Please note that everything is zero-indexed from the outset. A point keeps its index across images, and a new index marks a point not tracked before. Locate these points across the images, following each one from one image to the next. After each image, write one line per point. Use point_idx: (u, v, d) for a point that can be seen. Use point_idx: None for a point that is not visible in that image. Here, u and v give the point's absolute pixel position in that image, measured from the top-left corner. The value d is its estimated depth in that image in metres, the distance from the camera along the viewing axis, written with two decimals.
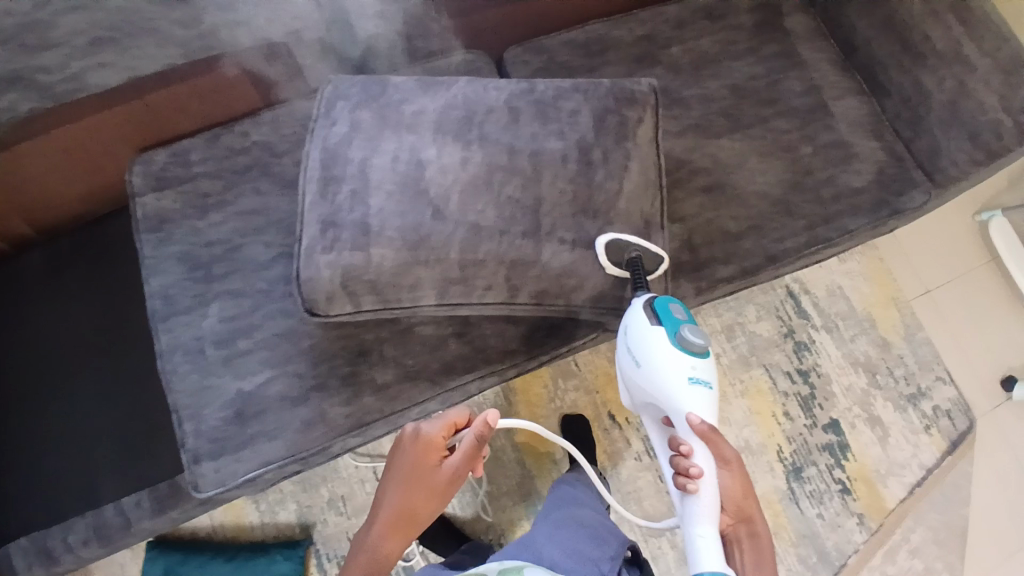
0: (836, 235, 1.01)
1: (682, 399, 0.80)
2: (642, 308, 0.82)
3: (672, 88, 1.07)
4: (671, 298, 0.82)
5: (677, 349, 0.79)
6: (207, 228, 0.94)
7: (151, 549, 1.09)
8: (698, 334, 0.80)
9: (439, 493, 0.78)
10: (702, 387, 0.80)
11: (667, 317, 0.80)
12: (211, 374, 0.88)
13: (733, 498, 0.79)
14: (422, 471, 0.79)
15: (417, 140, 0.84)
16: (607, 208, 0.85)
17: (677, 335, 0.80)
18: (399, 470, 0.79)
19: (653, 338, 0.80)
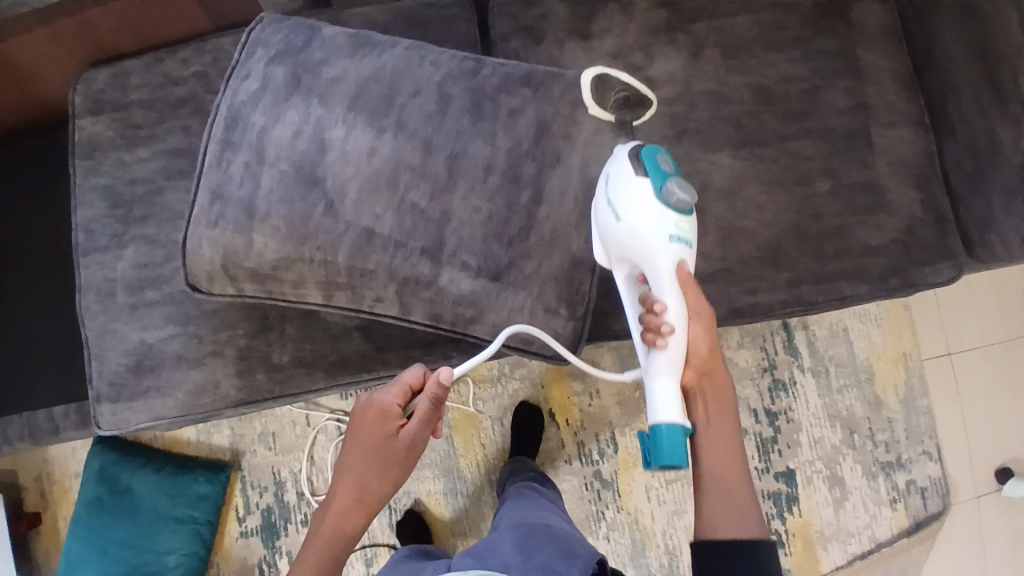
0: (823, 299, 0.85)
1: (662, 249, 0.63)
2: (627, 158, 0.67)
3: (681, 78, 0.89)
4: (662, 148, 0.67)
5: (660, 199, 0.64)
6: (133, 163, 0.89)
7: (95, 443, 1.15)
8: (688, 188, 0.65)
9: (406, 458, 0.78)
10: (688, 241, 0.64)
11: (654, 168, 0.65)
12: (119, 319, 0.87)
13: (704, 350, 0.64)
14: (382, 444, 0.78)
15: (324, 115, 0.74)
16: (524, 232, 0.75)
17: (664, 183, 0.64)
18: (359, 443, 0.78)
19: (636, 185, 0.65)
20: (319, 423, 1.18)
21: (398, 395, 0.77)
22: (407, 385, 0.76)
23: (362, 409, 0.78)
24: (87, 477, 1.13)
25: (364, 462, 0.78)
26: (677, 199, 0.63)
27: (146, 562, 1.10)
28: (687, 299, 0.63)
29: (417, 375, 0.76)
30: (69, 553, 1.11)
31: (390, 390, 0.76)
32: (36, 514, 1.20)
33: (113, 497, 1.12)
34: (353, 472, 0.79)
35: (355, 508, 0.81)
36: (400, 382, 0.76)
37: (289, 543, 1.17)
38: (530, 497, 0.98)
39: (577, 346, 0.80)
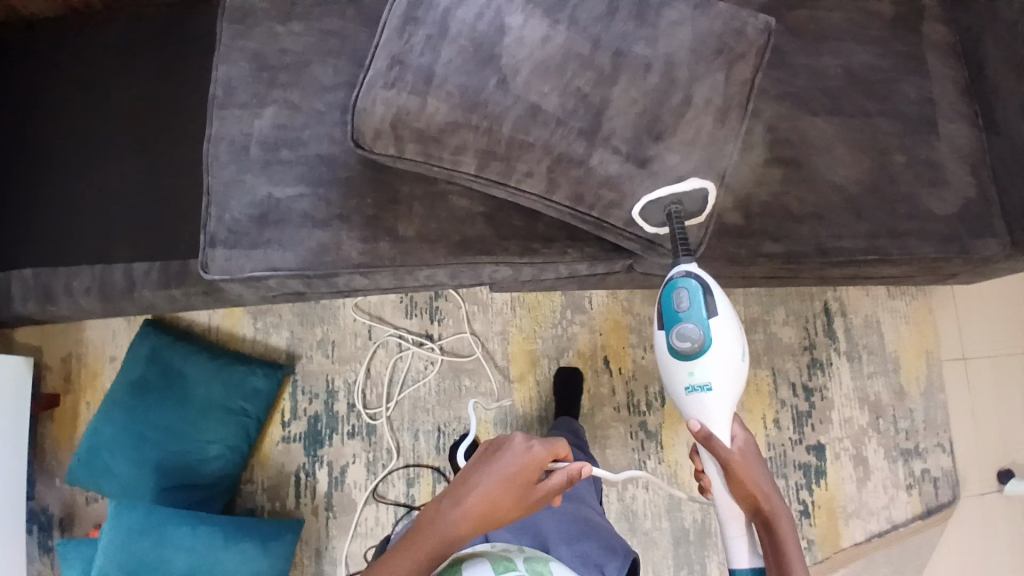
0: (895, 253, 0.95)
1: (688, 404, 0.80)
2: (655, 310, 0.82)
3: (785, 50, 1.00)
4: (679, 284, 0.78)
5: (671, 354, 0.79)
6: (285, 36, 0.94)
7: (146, 325, 1.14)
8: (688, 332, 0.78)
9: (531, 508, 0.69)
10: (701, 388, 0.77)
11: (668, 307, 0.79)
12: (249, 171, 0.90)
13: (743, 489, 0.72)
14: (521, 479, 0.68)
15: (505, 3, 0.80)
16: (671, 131, 0.79)
17: (670, 335, 0.79)
18: (495, 470, 0.68)
19: (656, 340, 0.82)
20: (381, 338, 1.19)
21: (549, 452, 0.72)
22: (557, 449, 0.73)
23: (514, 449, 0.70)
24: (134, 357, 1.11)
25: (495, 488, 0.67)
26: (682, 348, 0.78)
27: (187, 450, 1.07)
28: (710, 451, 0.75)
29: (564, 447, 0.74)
30: (100, 432, 1.08)
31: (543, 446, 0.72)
32: (55, 396, 1.14)
33: (159, 380, 1.10)
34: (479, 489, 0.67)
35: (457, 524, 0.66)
36: (552, 446, 0.73)
37: (331, 453, 1.15)
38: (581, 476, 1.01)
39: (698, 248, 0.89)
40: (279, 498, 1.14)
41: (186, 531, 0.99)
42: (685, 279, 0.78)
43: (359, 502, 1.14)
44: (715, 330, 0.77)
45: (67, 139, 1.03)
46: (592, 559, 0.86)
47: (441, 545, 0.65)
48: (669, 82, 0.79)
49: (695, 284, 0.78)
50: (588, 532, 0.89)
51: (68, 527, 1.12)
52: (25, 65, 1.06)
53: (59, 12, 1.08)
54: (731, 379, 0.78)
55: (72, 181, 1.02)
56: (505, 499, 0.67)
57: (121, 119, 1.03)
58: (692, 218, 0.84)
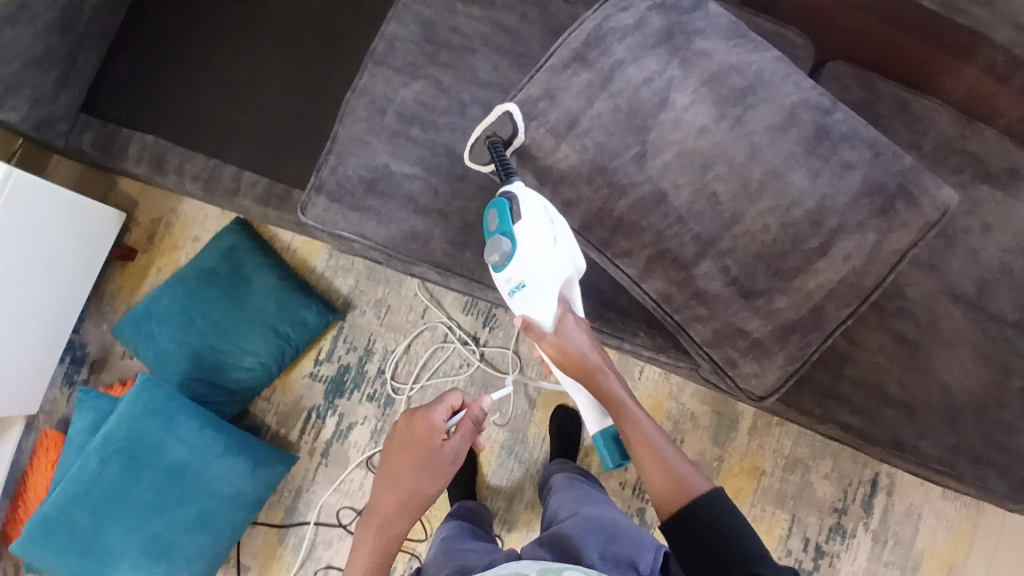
0: (971, 476, 0.87)
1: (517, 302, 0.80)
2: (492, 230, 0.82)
3: (954, 220, 0.91)
4: (493, 204, 0.77)
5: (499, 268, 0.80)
6: (463, 17, 0.93)
7: (234, 224, 1.19)
8: (501, 245, 0.76)
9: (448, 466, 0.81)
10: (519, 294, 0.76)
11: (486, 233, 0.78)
12: (376, 135, 0.90)
13: (563, 362, 0.75)
14: (424, 451, 0.80)
15: (679, 78, 0.78)
16: (793, 271, 0.76)
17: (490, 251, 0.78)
18: (408, 455, 0.79)
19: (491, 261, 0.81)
20: (432, 321, 1.20)
21: (444, 412, 0.82)
22: (451, 402, 0.82)
23: (405, 428, 0.81)
24: (214, 247, 1.17)
25: (413, 474, 0.79)
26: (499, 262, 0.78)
27: (226, 350, 1.13)
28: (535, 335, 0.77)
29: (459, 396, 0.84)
30: (157, 302, 1.15)
31: (437, 408, 0.81)
32: (133, 250, 1.21)
33: (227, 277, 1.15)
34: (400, 484, 0.79)
35: (399, 520, 0.78)
36: (446, 402, 0.82)
37: (345, 407, 1.19)
38: (589, 487, 1.02)
39: (767, 396, 0.81)
40: (285, 426, 1.19)
41: (194, 426, 1.05)
42: (500, 198, 0.77)
43: (352, 461, 1.17)
44: (519, 236, 0.75)
45: (230, 29, 1.06)
46: (622, 558, 0.81)
47: (392, 542, 0.78)
48: (813, 221, 0.75)
49: (503, 203, 0.76)
50: (616, 534, 0.84)
51: (97, 370, 1.21)
52: None
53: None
54: (541, 268, 0.74)
55: (217, 70, 1.05)
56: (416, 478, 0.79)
57: (283, 31, 1.06)
58: (512, 147, 0.82)
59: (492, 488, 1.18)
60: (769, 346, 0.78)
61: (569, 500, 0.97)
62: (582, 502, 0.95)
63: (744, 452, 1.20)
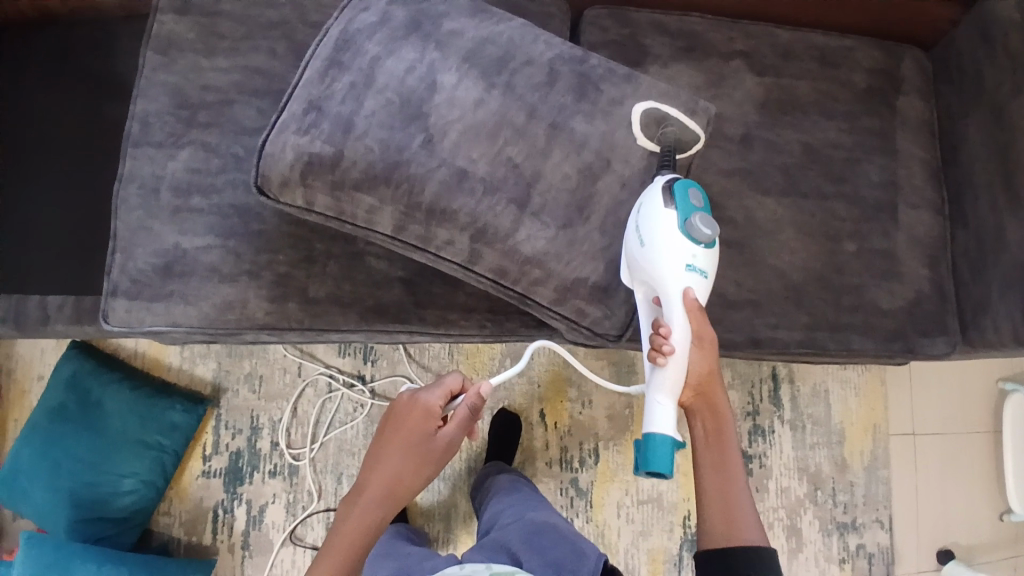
0: (834, 347, 0.91)
1: (673, 276, 0.68)
2: (660, 188, 0.71)
3: (742, 119, 0.95)
4: (692, 184, 0.71)
5: (681, 230, 0.68)
6: (210, 70, 0.89)
7: (70, 349, 1.11)
8: (711, 225, 0.68)
9: (443, 456, 0.80)
10: (698, 274, 0.68)
11: (683, 201, 0.69)
12: (157, 218, 0.85)
13: (701, 375, 0.69)
14: (418, 436, 0.79)
15: (439, 59, 0.76)
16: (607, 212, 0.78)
17: (686, 218, 0.68)
18: (398, 440, 0.79)
19: (660, 218, 0.69)
20: (310, 375, 1.16)
21: (441, 397, 0.80)
22: (449, 386, 0.81)
23: (403, 410, 0.80)
24: (54, 382, 1.09)
25: (399, 460, 0.79)
26: (697, 230, 0.68)
27: (101, 481, 1.05)
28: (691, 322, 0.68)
29: (458, 379, 0.81)
30: (19, 457, 1.07)
31: (435, 391, 0.81)
32: None
33: (79, 408, 1.07)
34: (387, 469, 0.80)
35: (380, 506, 0.80)
36: (443, 385, 0.81)
37: (250, 492, 1.13)
38: (531, 492, 1.02)
39: (622, 333, 0.83)
40: (196, 533, 1.12)
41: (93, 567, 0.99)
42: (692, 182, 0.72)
43: (275, 543, 1.12)
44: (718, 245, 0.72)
45: None
46: (562, 563, 0.85)
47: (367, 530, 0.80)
48: (601, 159, 0.78)
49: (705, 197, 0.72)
50: (557, 538, 0.88)
51: None
52: None
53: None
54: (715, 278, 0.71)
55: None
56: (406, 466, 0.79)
57: (43, 141, 1.00)
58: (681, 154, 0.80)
59: (425, 513, 1.17)
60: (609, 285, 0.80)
61: (516, 501, 0.98)
62: (527, 506, 0.97)
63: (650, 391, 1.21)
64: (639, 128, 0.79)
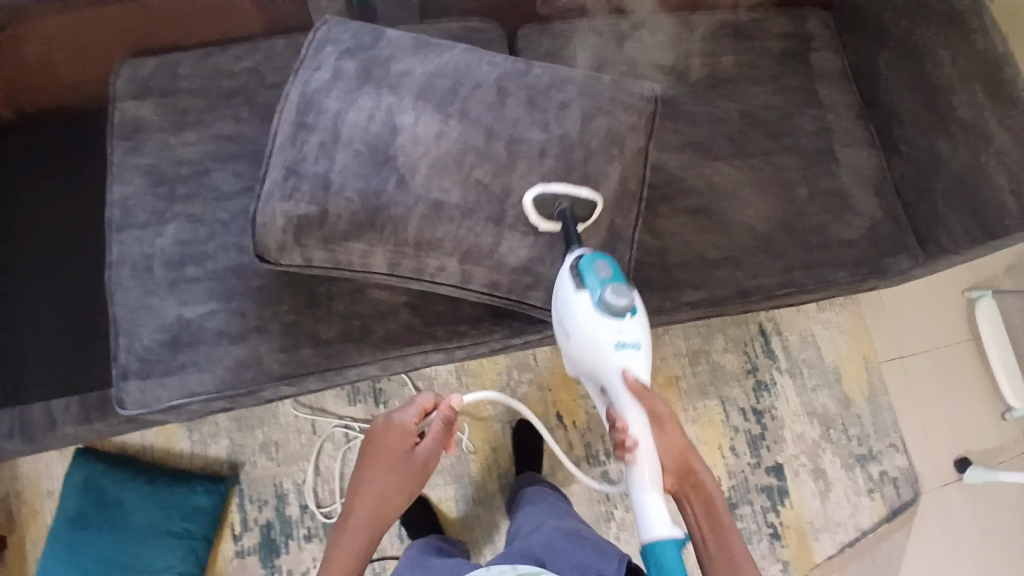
0: (813, 282, 0.98)
1: (608, 359, 0.73)
2: (569, 272, 0.75)
3: (680, 97, 1.04)
4: (596, 255, 0.74)
5: (597, 311, 0.72)
6: (180, 146, 0.92)
7: (77, 456, 1.09)
8: (623, 294, 0.71)
9: (423, 470, 0.82)
10: (631, 348, 0.72)
11: (591, 279, 0.73)
12: (155, 293, 0.86)
13: (673, 455, 0.73)
14: (397, 454, 0.81)
15: (395, 102, 0.80)
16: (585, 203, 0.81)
17: (597, 296, 0.72)
18: (378, 456, 0.81)
19: (577, 305, 0.74)
20: (326, 430, 1.16)
21: (415, 414, 0.84)
22: (423, 403, 0.84)
23: (381, 429, 0.83)
24: (67, 493, 1.06)
25: (381, 478, 0.81)
26: (612, 305, 0.72)
27: None
28: (642, 404, 0.72)
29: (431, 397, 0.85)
30: None
31: (408, 410, 0.84)
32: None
33: (98, 512, 1.05)
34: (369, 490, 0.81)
35: (365, 528, 0.80)
36: (416, 403, 0.84)
37: (289, 561, 1.10)
38: (554, 499, 1.02)
39: None
40: None
41: None
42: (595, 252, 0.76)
43: None
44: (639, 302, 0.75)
45: None
46: (587, 566, 0.80)
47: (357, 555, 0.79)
48: (570, 147, 0.81)
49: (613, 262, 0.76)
50: (581, 544, 0.84)
51: None
52: None
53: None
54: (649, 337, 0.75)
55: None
56: (387, 482, 0.80)
57: (15, 248, 0.99)
58: (581, 225, 0.81)
59: (470, 540, 1.16)
60: None
61: (539, 511, 0.97)
62: (551, 514, 0.96)
63: (654, 371, 1.26)
64: (533, 213, 0.79)
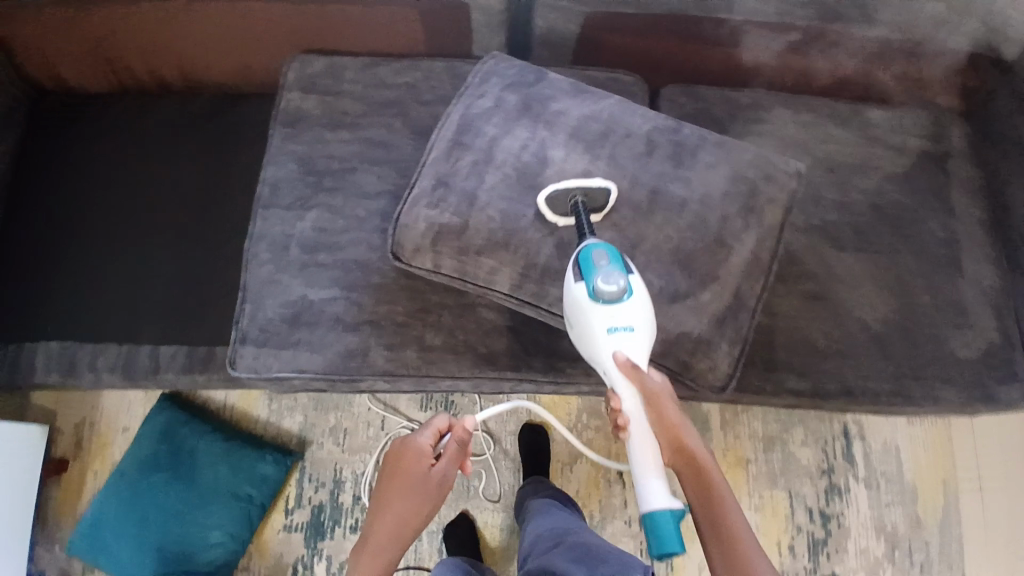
0: (918, 396, 0.95)
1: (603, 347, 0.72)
2: (570, 265, 0.75)
3: (812, 184, 1.04)
4: (595, 244, 0.73)
5: (591, 300, 0.71)
6: (334, 141, 0.98)
7: (163, 401, 1.15)
8: (614, 278, 0.70)
9: (439, 493, 0.80)
10: (623, 332, 0.71)
11: (587, 269, 0.72)
12: (286, 271, 0.91)
13: (668, 431, 0.71)
14: (413, 476, 0.79)
15: (549, 137, 0.84)
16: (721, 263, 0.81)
17: (591, 285, 0.71)
18: (394, 476, 0.80)
19: (574, 296, 0.73)
20: (393, 430, 1.19)
21: (430, 435, 0.82)
22: (437, 425, 0.82)
23: (396, 448, 0.82)
24: (146, 433, 1.11)
25: (399, 499, 0.79)
26: (604, 293, 0.70)
27: (189, 533, 1.06)
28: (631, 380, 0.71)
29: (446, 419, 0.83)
30: (102, 509, 1.08)
31: (425, 433, 0.82)
32: (64, 461, 1.13)
33: (171, 457, 1.10)
34: (387, 509, 0.79)
35: (386, 548, 0.78)
36: (431, 424, 0.82)
37: (331, 547, 1.13)
38: (565, 511, 1.04)
39: (726, 384, 0.83)
40: None
41: None
42: (597, 240, 0.75)
43: None
44: (637, 283, 0.73)
45: (110, 217, 1.07)
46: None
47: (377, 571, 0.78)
48: (708, 209, 0.83)
49: (612, 248, 0.74)
50: (602, 558, 0.85)
51: None
52: (82, 141, 1.11)
53: (111, 91, 1.14)
54: (648, 316, 0.73)
55: (95, 257, 1.05)
56: (404, 503, 0.78)
57: (165, 203, 1.08)
58: (597, 216, 0.79)
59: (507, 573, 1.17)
60: (711, 337, 0.81)
61: (551, 527, 0.98)
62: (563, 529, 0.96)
63: (725, 447, 1.23)
64: (546, 209, 0.79)
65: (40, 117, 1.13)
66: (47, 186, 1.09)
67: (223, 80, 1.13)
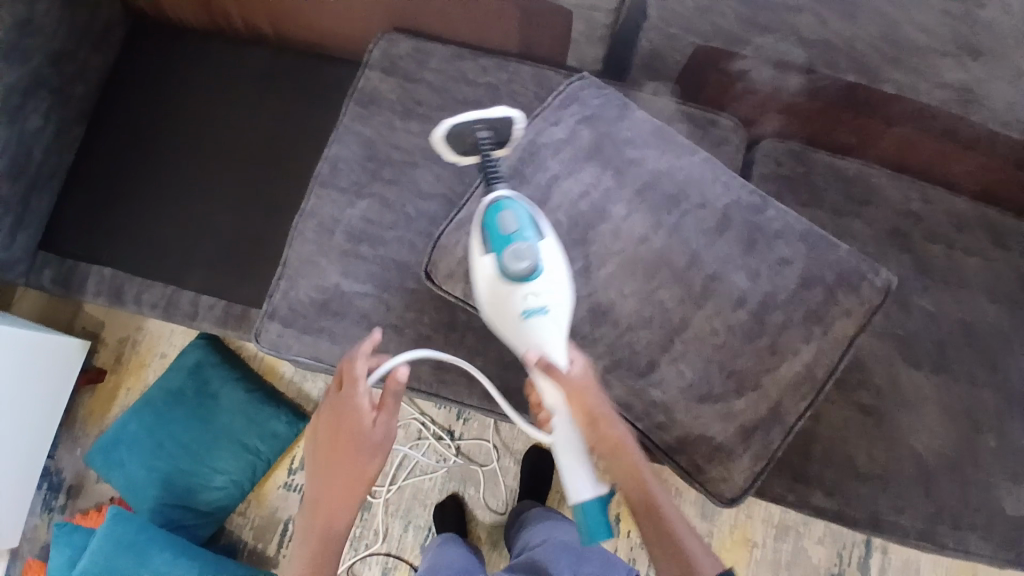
0: (954, 546, 0.86)
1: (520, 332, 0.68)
2: (477, 229, 0.70)
3: (902, 286, 0.93)
4: (503, 206, 0.68)
5: (498, 277, 0.67)
6: (402, 131, 0.95)
7: (200, 339, 1.19)
8: (523, 254, 0.66)
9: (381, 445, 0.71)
10: (538, 315, 0.67)
11: (494, 238, 0.68)
12: (325, 256, 0.91)
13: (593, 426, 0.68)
14: (350, 435, 0.70)
15: (614, 188, 0.78)
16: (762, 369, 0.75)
17: (498, 260, 0.67)
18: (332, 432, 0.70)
19: (482, 271, 0.69)
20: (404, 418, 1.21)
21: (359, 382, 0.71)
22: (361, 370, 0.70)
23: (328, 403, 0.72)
24: (178, 367, 1.16)
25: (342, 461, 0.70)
26: (513, 271, 0.66)
27: (196, 471, 1.12)
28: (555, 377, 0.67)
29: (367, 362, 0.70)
30: (126, 428, 1.14)
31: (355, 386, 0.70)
32: (101, 372, 1.21)
33: (196, 395, 1.15)
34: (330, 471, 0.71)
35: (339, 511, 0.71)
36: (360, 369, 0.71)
37: None
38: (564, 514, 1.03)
39: (738, 497, 0.78)
40: (262, 540, 1.16)
41: (167, 557, 1.03)
42: (505, 199, 0.69)
43: None
44: (548, 250, 0.68)
45: (179, 155, 1.10)
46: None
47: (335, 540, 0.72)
48: (768, 309, 0.75)
49: (522, 209, 0.69)
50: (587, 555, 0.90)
51: (73, 495, 1.19)
52: (169, 74, 1.13)
53: (203, 27, 1.14)
54: (563, 287, 0.69)
55: (159, 193, 1.08)
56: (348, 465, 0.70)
57: (232, 152, 1.09)
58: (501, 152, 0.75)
59: None
60: (733, 448, 0.77)
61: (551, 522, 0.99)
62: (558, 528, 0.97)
63: (734, 523, 1.18)
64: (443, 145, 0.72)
65: (138, 41, 1.15)
66: (129, 113, 1.13)
67: (311, 40, 1.11)
